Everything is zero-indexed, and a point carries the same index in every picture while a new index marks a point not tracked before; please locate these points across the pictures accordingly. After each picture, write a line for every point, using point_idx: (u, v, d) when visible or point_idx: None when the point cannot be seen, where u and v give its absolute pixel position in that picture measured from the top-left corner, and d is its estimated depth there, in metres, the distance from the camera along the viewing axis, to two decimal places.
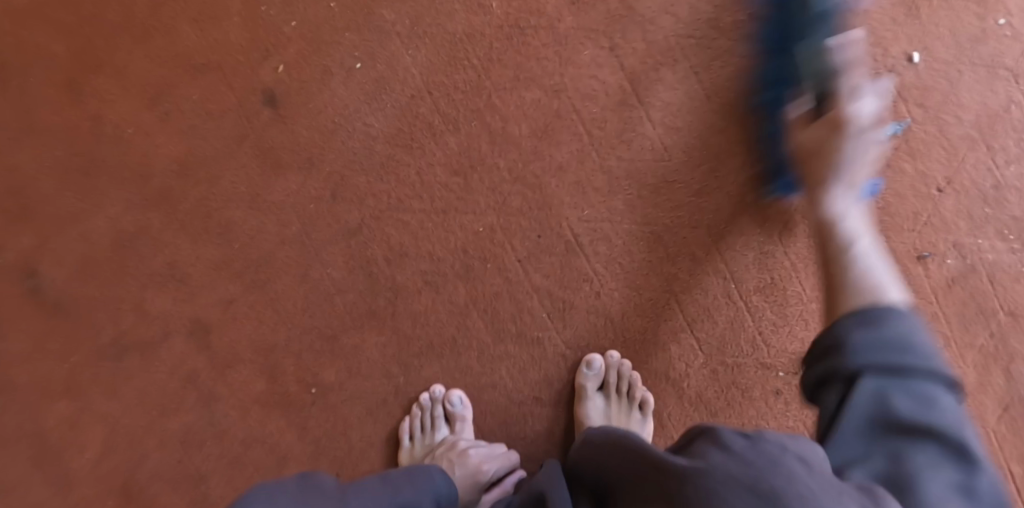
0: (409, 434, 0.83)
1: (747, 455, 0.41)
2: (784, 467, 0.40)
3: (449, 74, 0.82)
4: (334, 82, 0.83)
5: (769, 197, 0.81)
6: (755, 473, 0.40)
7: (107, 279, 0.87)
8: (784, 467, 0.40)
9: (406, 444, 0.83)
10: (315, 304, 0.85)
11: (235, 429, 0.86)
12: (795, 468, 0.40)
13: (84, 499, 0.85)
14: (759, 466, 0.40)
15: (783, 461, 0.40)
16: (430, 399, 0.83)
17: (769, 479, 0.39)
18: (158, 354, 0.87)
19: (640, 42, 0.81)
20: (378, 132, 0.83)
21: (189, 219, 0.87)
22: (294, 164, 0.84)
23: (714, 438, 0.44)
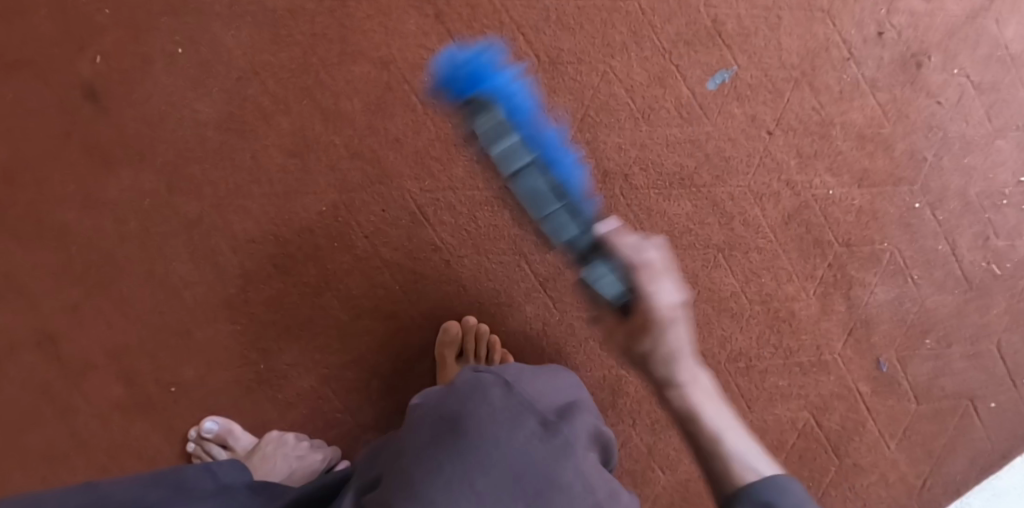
0: None
1: (460, 391, 0.54)
2: (478, 396, 0.52)
3: (273, 53, 0.80)
4: (156, 71, 0.80)
5: (607, 151, 0.83)
6: (461, 404, 0.52)
7: None
8: (478, 395, 0.52)
9: None
10: (165, 300, 0.83)
11: (97, 439, 0.84)
12: (490, 395, 0.52)
13: None
14: (459, 388, 0.54)
15: (483, 388, 0.53)
16: (195, 436, 0.83)
17: (462, 403, 0.52)
18: (5, 369, 0.83)
19: (465, 7, 0.80)
20: (208, 118, 0.80)
21: (22, 226, 0.82)
22: (127, 159, 0.81)
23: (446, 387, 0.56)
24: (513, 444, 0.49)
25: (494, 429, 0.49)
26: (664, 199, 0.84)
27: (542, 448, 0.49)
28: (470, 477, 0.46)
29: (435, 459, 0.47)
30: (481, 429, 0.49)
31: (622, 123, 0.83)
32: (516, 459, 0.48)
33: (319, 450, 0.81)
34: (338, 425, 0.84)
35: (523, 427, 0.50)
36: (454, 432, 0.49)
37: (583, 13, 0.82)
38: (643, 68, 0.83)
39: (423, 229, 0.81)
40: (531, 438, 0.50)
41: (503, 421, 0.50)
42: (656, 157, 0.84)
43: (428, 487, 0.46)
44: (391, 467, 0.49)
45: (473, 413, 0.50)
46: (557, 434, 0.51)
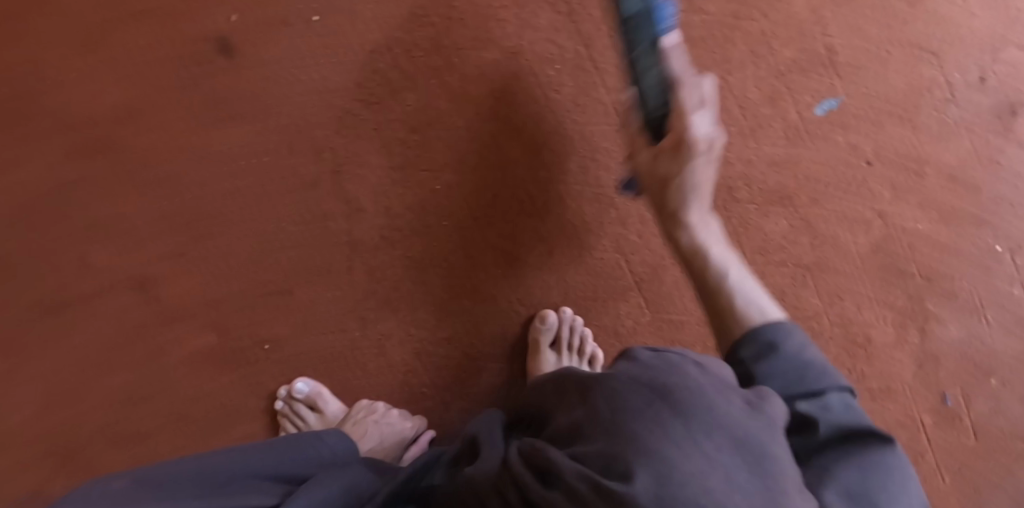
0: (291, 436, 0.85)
1: (655, 363, 0.48)
2: (681, 368, 0.47)
3: (408, 31, 0.82)
4: (290, 34, 0.82)
5: (715, 163, 0.86)
6: (662, 374, 0.47)
7: (50, 228, 0.85)
8: (680, 368, 0.47)
9: None
10: (269, 257, 0.84)
11: (186, 386, 0.86)
12: (689, 370, 0.47)
13: (39, 441, 0.87)
14: (651, 362, 0.49)
15: (681, 364, 0.48)
16: (285, 396, 0.85)
17: (669, 373, 0.47)
18: (107, 305, 0.86)
19: (597, 8, 0.83)
20: (335, 86, 0.82)
21: (139, 169, 0.84)
22: (250, 116, 0.83)
23: (628, 359, 0.51)
24: (726, 415, 0.44)
25: (708, 400, 0.44)
26: (763, 216, 0.87)
27: (753, 421, 0.44)
28: (699, 444, 0.42)
29: (657, 423, 0.43)
30: (699, 399, 0.44)
31: (730, 138, 0.87)
32: (735, 429, 0.43)
33: (410, 419, 0.83)
34: (423, 399, 0.86)
35: (730, 401, 0.45)
36: (669, 398, 0.44)
37: (707, 28, 0.85)
38: (757, 88, 0.86)
39: (531, 217, 0.83)
40: (744, 413, 0.45)
41: (713, 393, 0.45)
42: (760, 176, 0.87)
43: (659, 443, 0.42)
44: (597, 432, 0.45)
45: (685, 385, 0.45)
46: (763, 412, 0.46)
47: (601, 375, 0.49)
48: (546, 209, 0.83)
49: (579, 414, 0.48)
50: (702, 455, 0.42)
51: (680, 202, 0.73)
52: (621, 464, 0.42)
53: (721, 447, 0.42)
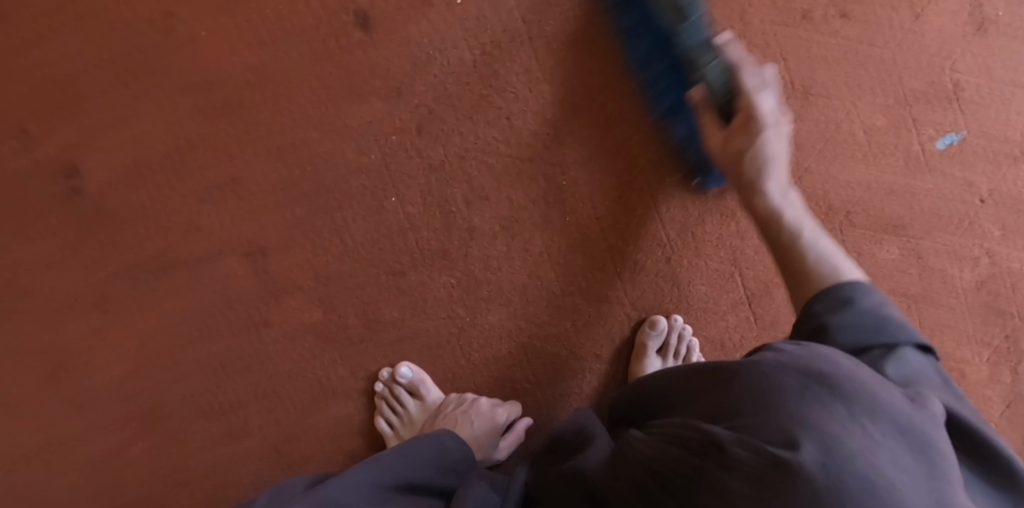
0: (388, 422, 0.85)
1: (806, 355, 0.49)
2: (835, 359, 0.48)
3: (551, 24, 0.82)
4: (432, 15, 0.81)
5: (835, 186, 0.86)
6: (817, 363, 0.47)
7: (165, 185, 0.84)
8: (834, 360, 0.48)
9: (389, 431, 0.85)
10: (386, 237, 0.83)
11: (285, 359, 0.85)
12: (844, 362, 0.48)
13: (131, 398, 0.86)
14: (801, 353, 0.49)
15: (833, 356, 0.48)
16: (384, 382, 0.85)
17: (825, 363, 0.47)
18: (213, 269, 0.84)
19: (736, 24, 0.84)
20: (472, 71, 0.82)
21: (262, 135, 0.83)
22: (382, 92, 0.82)
23: (772, 355, 0.50)
24: (888, 403, 0.44)
25: (869, 388, 0.45)
26: (877, 243, 0.87)
27: (916, 415, 0.45)
28: (865, 423, 0.43)
29: (819, 402, 0.44)
30: (862, 387, 0.45)
31: (854, 163, 0.86)
32: (899, 415, 0.44)
33: (501, 407, 0.83)
34: (525, 394, 0.86)
35: (890, 393, 0.46)
36: (829, 382, 0.45)
37: (842, 51, 0.85)
38: (885, 115, 0.86)
39: (653, 222, 0.84)
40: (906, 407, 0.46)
41: (873, 385, 0.46)
42: (878, 202, 0.87)
43: (823, 420, 0.43)
44: (752, 409, 0.45)
45: (845, 373, 0.46)
46: (922, 408, 0.46)
47: (747, 360, 0.49)
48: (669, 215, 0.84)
49: (722, 403, 0.48)
50: (868, 435, 0.42)
51: (758, 172, 0.71)
52: (783, 440, 0.42)
53: (887, 430, 0.43)
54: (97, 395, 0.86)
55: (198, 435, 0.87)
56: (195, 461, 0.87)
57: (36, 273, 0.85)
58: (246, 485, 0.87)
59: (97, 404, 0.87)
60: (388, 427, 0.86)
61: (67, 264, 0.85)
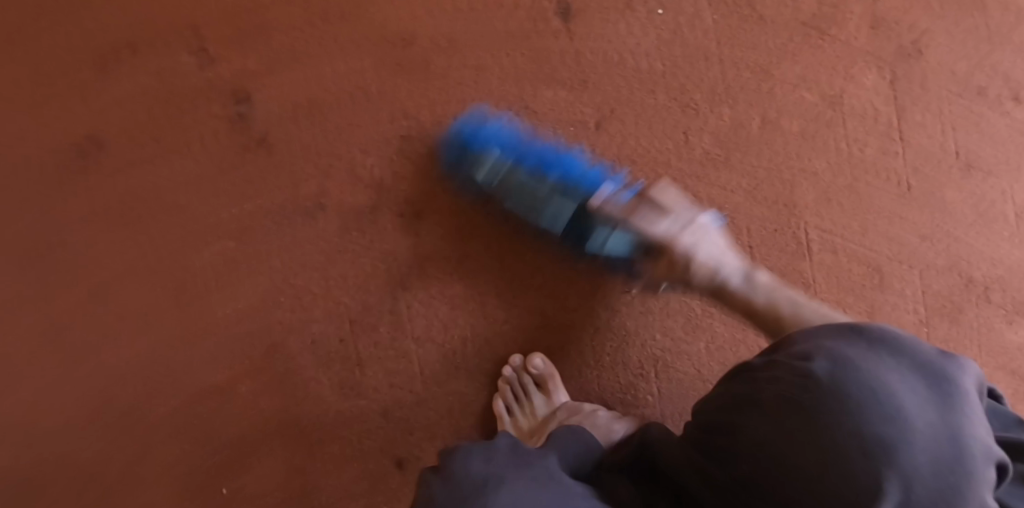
0: (507, 410, 0.85)
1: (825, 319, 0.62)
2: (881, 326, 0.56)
3: (742, 52, 0.84)
4: (631, 20, 0.84)
5: (979, 260, 0.87)
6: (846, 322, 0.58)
7: (333, 129, 0.84)
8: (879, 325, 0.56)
9: (506, 419, 0.84)
10: (544, 223, 0.84)
11: (416, 325, 0.85)
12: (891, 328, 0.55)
13: (249, 332, 0.86)
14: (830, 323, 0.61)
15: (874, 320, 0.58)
16: (514, 370, 0.85)
17: (869, 326, 0.56)
18: (362, 222, 0.84)
19: (916, 86, 0.86)
20: (659, 80, 0.84)
21: (441, 100, 0.83)
22: (569, 83, 0.83)
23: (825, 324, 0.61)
24: (919, 351, 0.52)
25: (902, 340, 0.53)
26: (1010, 325, 0.87)
27: (942, 359, 0.52)
28: (885, 361, 0.51)
29: (854, 344, 0.53)
30: (894, 337, 0.53)
31: (1001, 241, 0.87)
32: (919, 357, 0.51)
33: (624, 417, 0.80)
34: (645, 406, 0.85)
35: (921, 345, 0.53)
36: (864, 337, 0.54)
37: (1010, 133, 0.87)
38: None
39: (803, 262, 0.85)
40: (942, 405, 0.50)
41: (908, 338, 0.54)
42: (1017, 285, 0.88)
43: (858, 360, 0.51)
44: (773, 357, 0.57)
45: (885, 333, 0.54)
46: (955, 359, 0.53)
47: None
48: (820, 256, 0.85)
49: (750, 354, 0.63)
50: (887, 371, 0.50)
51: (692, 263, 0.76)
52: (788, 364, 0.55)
53: (905, 367, 0.51)
54: (218, 322, 0.86)
55: (310, 383, 0.86)
56: (301, 408, 0.87)
57: (187, 190, 0.85)
58: (347, 442, 0.87)
59: (217, 331, 0.86)
60: (506, 414, 0.85)
61: (218, 187, 0.85)
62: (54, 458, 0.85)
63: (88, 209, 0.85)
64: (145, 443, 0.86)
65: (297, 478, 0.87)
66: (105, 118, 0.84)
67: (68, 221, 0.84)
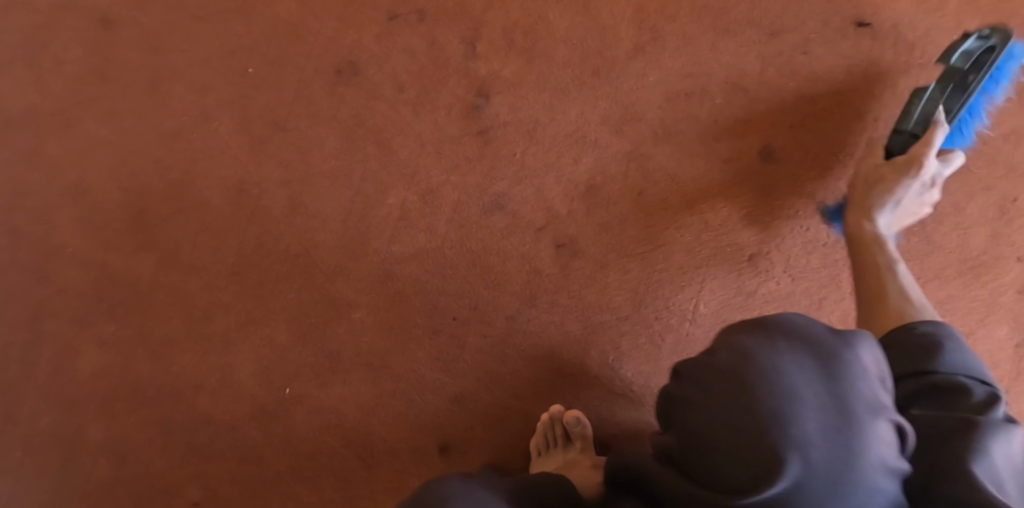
0: (536, 450, 0.92)
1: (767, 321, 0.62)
2: (779, 329, 0.60)
3: (904, 261, 0.93)
4: (819, 187, 0.95)
5: None
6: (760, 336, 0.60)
7: (541, 150, 0.96)
8: (802, 320, 0.61)
9: (533, 459, 0.92)
10: (670, 312, 0.93)
11: (524, 339, 0.93)
12: (783, 321, 0.61)
13: (384, 273, 0.96)
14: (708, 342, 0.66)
15: (798, 320, 0.61)
16: (550, 417, 0.91)
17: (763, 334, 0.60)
18: (524, 235, 0.94)
19: None
20: (821, 243, 0.94)
21: (638, 172, 0.95)
22: (746, 210, 0.95)
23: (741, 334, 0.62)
24: (814, 331, 0.59)
25: (796, 329, 0.60)
26: None
27: (831, 336, 0.59)
28: (786, 355, 0.57)
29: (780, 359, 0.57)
30: (794, 336, 0.59)
31: None
32: (818, 342, 0.58)
33: None
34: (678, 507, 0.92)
35: (815, 328, 0.60)
36: (766, 329, 0.60)
37: None
38: None
39: None
40: (825, 333, 0.59)
41: (819, 335, 0.59)
42: None
43: (761, 354, 0.57)
44: (687, 398, 0.60)
45: (787, 330, 0.60)
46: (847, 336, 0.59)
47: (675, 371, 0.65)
48: None
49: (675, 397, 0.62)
50: (787, 356, 0.57)
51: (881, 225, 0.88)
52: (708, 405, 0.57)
53: (796, 354, 0.57)
54: (368, 253, 0.96)
55: (414, 340, 0.95)
56: (395, 356, 0.95)
57: (403, 139, 0.97)
58: (415, 405, 0.94)
59: (364, 260, 0.96)
60: (535, 454, 0.92)
61: (427, 148, 0.97)
62: (190, 291, 0.99)
63: (320, 116, 0.99)
64: (261, 317, 0.97)
65: (358, 414, 0.95)
66: (375, 57, 0.99)
67: (305, 120, 1.00)
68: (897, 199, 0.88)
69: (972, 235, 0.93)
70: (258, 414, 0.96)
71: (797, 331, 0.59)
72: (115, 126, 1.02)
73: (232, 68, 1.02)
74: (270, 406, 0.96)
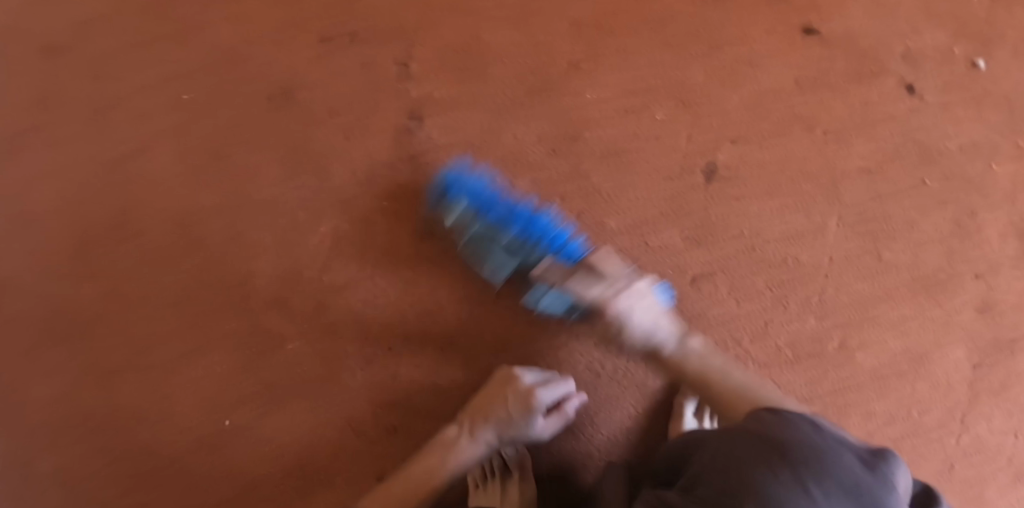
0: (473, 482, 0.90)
1: (772, 426, 0.61)
2: (785, 436, 0.59)
3: (855, 281, 0.89)
4: (766, 203, 0.90)
5: None
6: (765, 453, 0.57)
7: (474, 173, 0.93)
8: (801, 431, 0.60)
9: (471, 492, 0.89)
10: (607, 339, 0.90)
11: (458, 370, 0.94)
12: (798, 429, 0.61)
13: (321, 303, 0.95)
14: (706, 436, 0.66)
15: (795, 427, 0.61)
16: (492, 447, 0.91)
17: (762, 461, 0.56)
18: (458, 263, 0.93)
19: (996, 383, 0.87)
20: (767, 264, 0.89)
21: (573, 193, 0.92)
22: (689, 229, 0.90)
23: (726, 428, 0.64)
24: (848, 469, 0.55)
25: (832, 464, 0.55)
26: None
27: (867, 475, 0.55)
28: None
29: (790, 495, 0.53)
30: (819, 465, 0.55)
31: None
32: (856, 486, 0.53)
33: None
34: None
35: (853, 464, 0.55)
36: (806, 472, 0.54)
37: None
38: None
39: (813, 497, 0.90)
40: (858, 466, 0.56)
41: (866, 479, 0.54)
42: None
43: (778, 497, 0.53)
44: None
45: (811, 459, 0.56)
46: (879, 468, 0.56)
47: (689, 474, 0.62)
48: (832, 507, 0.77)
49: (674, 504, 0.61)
50: None
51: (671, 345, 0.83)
52: None
53: None
54: (306, 282, 0.96)
55: (350, 369, 0.94)
56: (332, 387, 0.94)
57: (337, 165, 0.96)
58: (351, 435, 0.94)
59: (298, 289, 0.96)
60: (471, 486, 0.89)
61: (360, 175, 0.96)
62: (128, 321, 0.97)
63: (256, 142, 0.98)
64: (197, 346, 0.96)
65: (296, 445, 0.94)
66: (310, 82, 0.98)
67: (243, 147, 0.98)
68: (640, 325, 0.81)
69: (926, 254, 0.89)
70: (195, 444, 0.95)
71: (826, 472, 0.54)
72: (49, 154, 1.00)
73: (166, 94, 1.00)
74: (207, 438, 0.95)
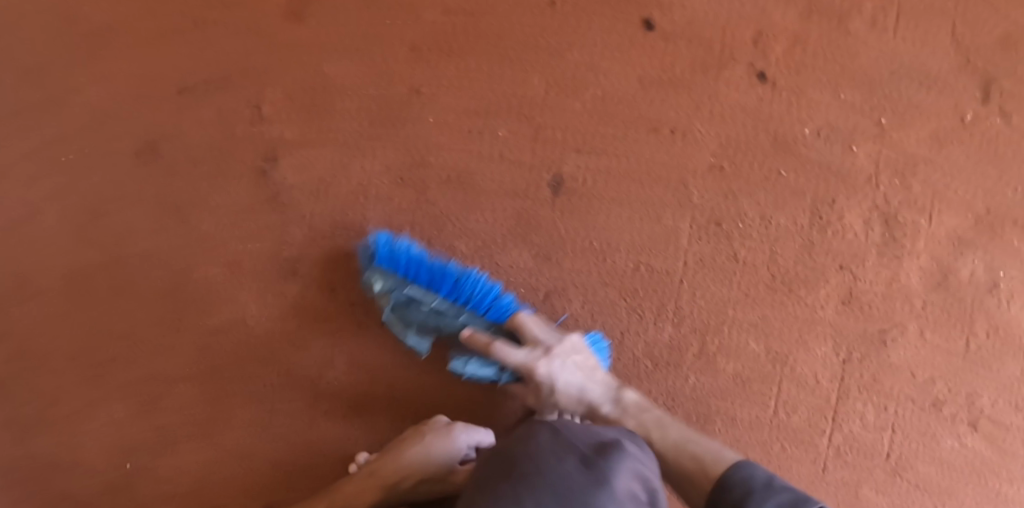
0: None
1: (518, 443, 0.63)
2: (524, 447, 0.62)
3: (710, 285, 0.88)
4: (616, 212, 0.89)
5: None
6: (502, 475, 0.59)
7: (329, 209, 0.95)
8: (538, 440, 0.62)
9: None
10: None
11: (333, 399, 0.97)
12: (539, 440, 0.63)
13: (201, 346, 0.98)
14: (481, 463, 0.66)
15: (536, 438, 0.63)
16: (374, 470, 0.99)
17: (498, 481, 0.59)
18: (324, 298, 0.96)
19: (868, 375, 0.88)
20: (618, 274, 0.89)
21: (423, 219, 0.92)
22: (540, 245, 0.90)
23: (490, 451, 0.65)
24: (567, 476, 0.58)
25: (554, 474, 0.58)
26: None
27: (583, 477, 0.58)
28: None
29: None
30: (546, 474, 0.58)
31: None
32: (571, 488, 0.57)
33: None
34: None
35: (570, 467, 0.59)
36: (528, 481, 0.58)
37: (956, 457, 0.88)
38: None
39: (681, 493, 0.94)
40: (579, 472, 0.59)
41: (584, 484, 0.57)
42: None
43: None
44: None
45: (536, 471, 0.59)
46: (598, 469, 0.59)
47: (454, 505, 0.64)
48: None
49: None
50: None
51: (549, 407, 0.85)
52: None
53: None
54: (184, 327, 0.98)
55: (234, 408, 0.97)
56: (220, 427, 0.98)
57: (202, 212, 0.98)
58: (244, 471, 0.98)
59: (178, 336, 0.98)
60: None
61: (224, 219, 0.97)
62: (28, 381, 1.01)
63: (123, 195, 1.00)
64: (95, 398, 1.01)
65: (193, 483, 0.99)
66: (169, 132, 0.99)
67: (113, 202, 1.00)
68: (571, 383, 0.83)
69: (783, 250, 0.87)
70: (107, 488, 1.01)
71: (550, 483, 0.57)
72: None
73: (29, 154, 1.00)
74: (116, 482, 1.00)
